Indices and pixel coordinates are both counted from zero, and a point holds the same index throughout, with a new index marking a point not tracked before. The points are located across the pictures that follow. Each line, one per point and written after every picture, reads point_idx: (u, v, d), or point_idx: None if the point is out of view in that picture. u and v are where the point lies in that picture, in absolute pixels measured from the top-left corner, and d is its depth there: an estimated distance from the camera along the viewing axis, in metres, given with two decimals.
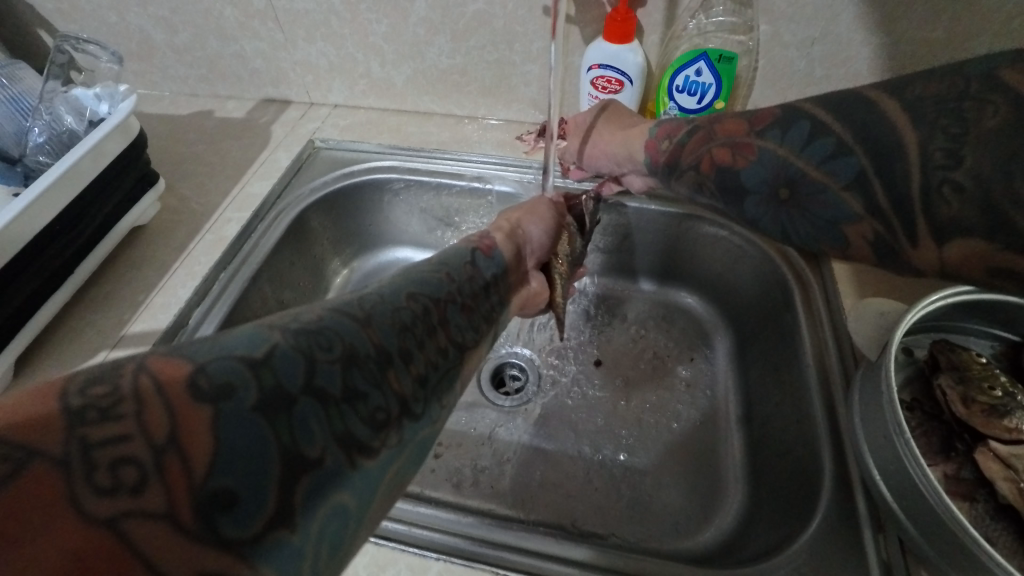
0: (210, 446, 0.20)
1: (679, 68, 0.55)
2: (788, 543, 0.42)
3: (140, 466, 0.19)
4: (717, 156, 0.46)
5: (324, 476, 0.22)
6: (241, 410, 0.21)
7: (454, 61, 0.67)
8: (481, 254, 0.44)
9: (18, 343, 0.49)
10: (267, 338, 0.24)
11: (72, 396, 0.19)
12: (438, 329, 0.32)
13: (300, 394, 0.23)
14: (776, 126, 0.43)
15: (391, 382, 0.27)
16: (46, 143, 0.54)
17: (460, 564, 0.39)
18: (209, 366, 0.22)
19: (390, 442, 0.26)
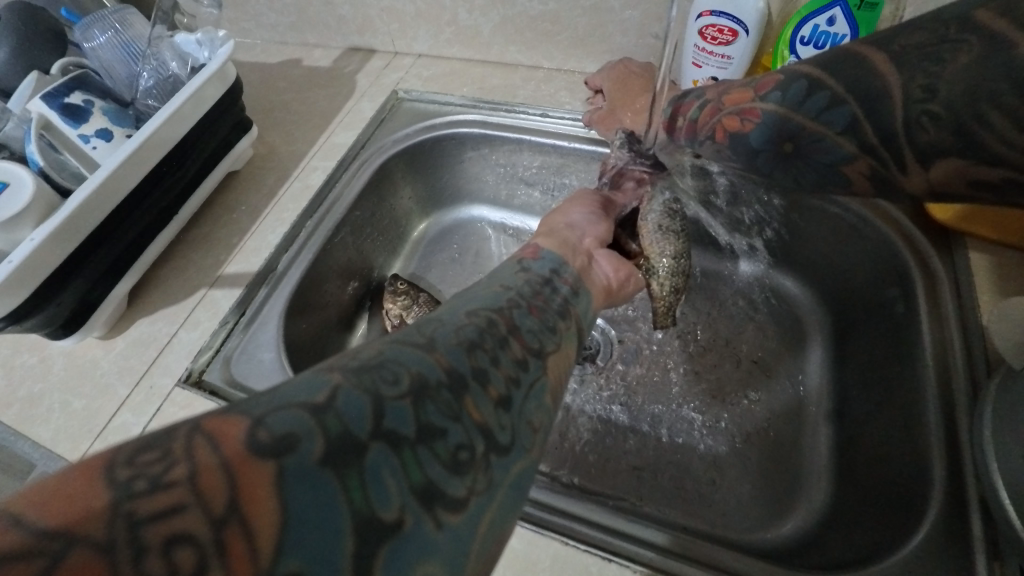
0: (277, 514, 0.17)
1: (808, 16, 0.48)
2: (881, 552, 0.39)
3: (200, 548, 0.15)
4: (727, 124, 0.47)
5: (407, 543, 0.19)
6: (307, 465, 0.18)
7: (547, 6, 0.63)
8: (529, 258, 0.41)
9: (131, 276, 0.53)
10: (327, 380, 0.21)
11: (118, 469, 0.16)
12: (510, 339, 0.29)
13: (370, 440, 0.20)
14: (778, 87, 0.44)
15: (470, 411, 0.23)
16: (153, 87, 0.56)
17: (529, 529, 0.39)
18: (270, 418, 0.19)
19: (477, 488, 0.22)
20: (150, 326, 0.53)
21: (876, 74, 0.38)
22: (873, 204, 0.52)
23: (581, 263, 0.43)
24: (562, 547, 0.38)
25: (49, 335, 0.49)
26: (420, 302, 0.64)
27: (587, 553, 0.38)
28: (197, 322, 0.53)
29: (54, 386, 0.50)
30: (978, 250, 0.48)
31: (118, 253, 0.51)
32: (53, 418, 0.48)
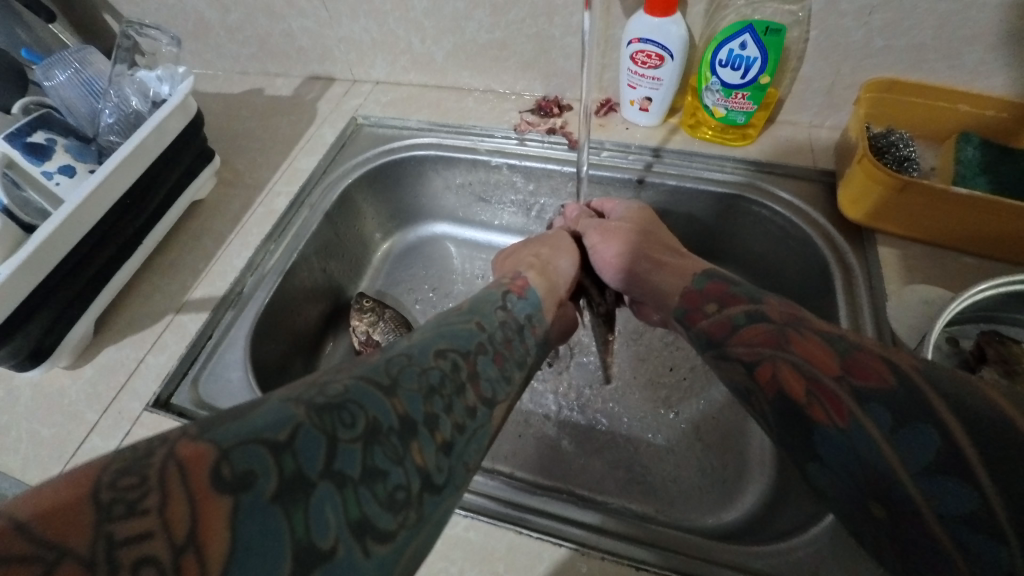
0: (227, 544, 0.20)
1: (723, 41, 0.53)
2: (812, 522, 0.43)
3: (160, 567, 0.19)
4: (789, 385, 0.34)
5: (339, 569, 0.22)
6: (259, 501, 0.21)
7: (494, 35, 0.67)
8: (514, 296, 0.45)
9: (96, 305, 0.54)
10: (292, 416, 0.24)
11: (103, 492, 0.20)
12: (467, 388, 0.32)
13: (319, 479, 0.23)
14: (881, 400, 0.30)
15: (413, 456, 0.26)
16: (115, 123, 0.59)
17: (485, 522, 0.42)
18: (234, 453, 0.22)
19: (409, 521, 0.25)
20: (117, 352, 0.55)
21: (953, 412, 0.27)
22: (799, 209, 0.58)
23: (556, 310, 0.50)
24: (516, 536, 0.42)
25: (16, 366, 0.49)
26: (386, 318, 0.66)
27: (537, 541, 0.41)
28: (165, 346, 0.55)
29: (21, 416, 0.51)
30: (886, 245, 0.53)
31: (84, 284, 0.52)
32: (20, 449, 0.49)
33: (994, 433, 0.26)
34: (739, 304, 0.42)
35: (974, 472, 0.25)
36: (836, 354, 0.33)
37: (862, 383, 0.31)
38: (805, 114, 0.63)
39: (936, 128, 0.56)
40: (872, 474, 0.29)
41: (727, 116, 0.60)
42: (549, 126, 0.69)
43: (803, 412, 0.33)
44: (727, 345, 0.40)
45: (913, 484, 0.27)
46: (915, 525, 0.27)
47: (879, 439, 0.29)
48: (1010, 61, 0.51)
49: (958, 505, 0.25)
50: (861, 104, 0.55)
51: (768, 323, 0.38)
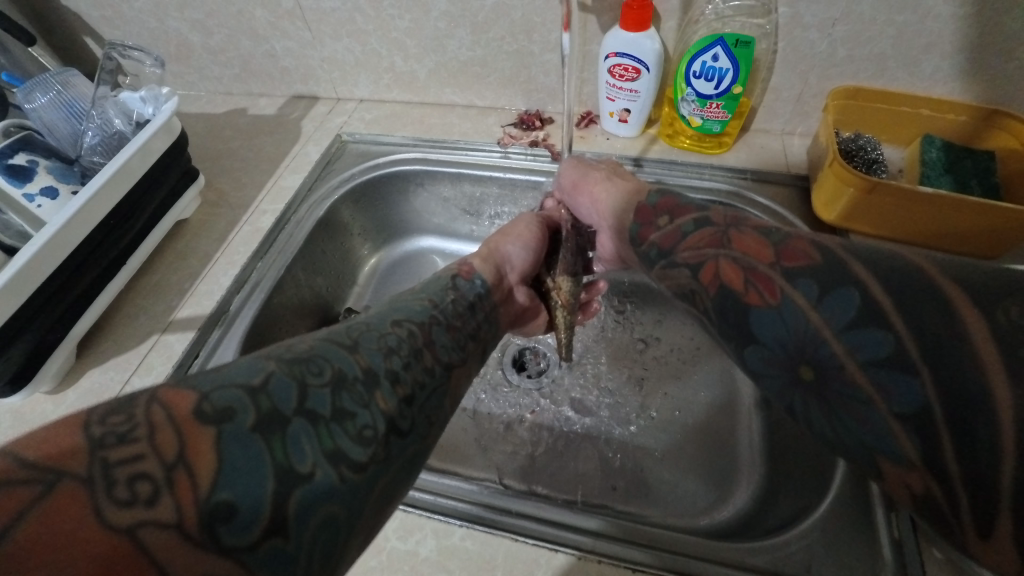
0: (213, 462, 0.23)
1: (696, 54, 0.56)
2: (803, 516, 0.44)
3: (154, 482, 0.22)
4: (727, 274, 0.38)
5: (317, 488, 0.25)
6: (241, 429, 0.24)
7: (475, 52, 0.68)
8: (462, 279, 0.46)
9: (80, 327, 0.54)
10: (264, 366, 0.27)
11: (94, 426, 0.22)
12: (424, 351, 0.35)
13: (294, 415, 0.26)
14: (809, 272, 0.34)
15: (378, 401, 0.29)
16: (98, 145, 0.59)
17: (481, 530, 0.43)
18: (213, 394, 0.25)
19: (378, 457, 0.28)
20: (101, 375, 0.54)
21: (905, 282, 0.30)
22: (777, 212, 0.59)
23: (505, 294, 0.50)
24: (512, 543, 0.42)
25: None
26: None
27: (534, 547, 0.41)
28: (150, 367, 0.54)
29: (0, 444, 0.49)
30: (859, 244, 0.55)
31: (68, 305, 0.52)
32: None
33: (909, 283, 0.30)
34: (688, 214, 0.45)
35: (888, 317, 0.29)
36: (770, 244, 0.37)
37: (790, 264, 0.35)
38: (777, 122, 0.65)
39: (901, 131, 0.59)
40: (800, 337, 0.32)
41: (704, 125, 0.62)
42: (531, 139, 0.71)
43: (739, 297, 0.36)
44: (676, 252, 0.43)
45: (838, 342, 0.31)
46: (839, 377, 0.30)
47: (806, 308, 0.33)
48: (965, 67, 0.54)
49: (876, 349, 0.29)
50: (829, 111, 0.57)
51: (712, 227, 0.42)
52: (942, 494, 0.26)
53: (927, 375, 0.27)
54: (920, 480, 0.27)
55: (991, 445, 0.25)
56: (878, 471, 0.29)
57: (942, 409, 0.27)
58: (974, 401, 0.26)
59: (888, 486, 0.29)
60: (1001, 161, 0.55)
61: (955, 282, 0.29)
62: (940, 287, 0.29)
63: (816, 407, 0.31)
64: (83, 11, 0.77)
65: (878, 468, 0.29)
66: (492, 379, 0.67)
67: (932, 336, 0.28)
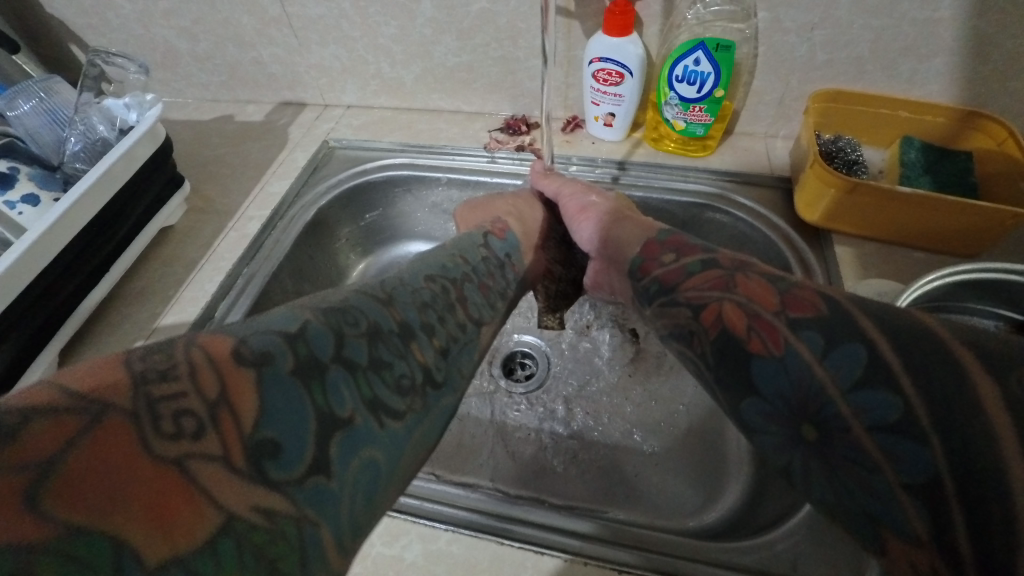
0: (256, 405, 0.24)
1: (678, 59, 0.56)
2: (790, 514, 0.44)
3: (198, 418, 0.23)
4: (731, 317, 0.36)
5: (357, 434, 0.27)
6: (280, 373, 0.26)
7: (461, 58, 0.69)
8: (494, 237, 0.52)
9: (62, 335, 0.53)
10: (300, 317, 0.29)
11: (135, 362, 0.23)
12: (457, 306, 0.39)
13: (332, 363, 0.28)
14: (816, 325, 0.32)
15: (415, 354, 0.33)
16: (81, 151, 0.58)
17: (467, 535, 0.42)
18: (251, 340, 0.27)
19: (415, 406, 0.32)
20: None
21: (916, 340, 0.28)
22: (761, 214, 0.60)
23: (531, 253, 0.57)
24: (499, 547, 0.41)
25: None
26: None
27: (521, 550, 0.41)
28: None
29: None
30: (840, 243, 0.56)
31: (50, 313, 0.51)
32: None
33: (913, 338, 0.29)
34: (694, 254, 0.43)
35: (898, 380, 0.28)
36: (777, 290, 0.36)
37: (798, 315, 0.33)
38: (759, 125, 0.66)
39: (881, 133, 0.60)
40: (804, 393, 0.31)
41: (687, 129, 0.63)
42: (517, 144, 0.71)
43: (742, 344, 0.35)
44: (678, 291, 0.42)
45: (844, 401, 0.29)
46: (845, 439, 0.29)
47: (811, 363, 0.31)
48: (942, 70, 0.55)
49: (883, 413, 0.28)
50: (810, 113, 0.58)
51: (719, 269, 0.40)
52: None
53: (938, 445, 0.26)
54: (926, 560, 0.25)
55: (1004, 516, 0.23)
56: (881, 542, 0.28)
57: (951, 479, 0.25)
58: (981, 467, 0.24)
59: (891, 562, 0.27)
60: (978, 162, 0.56)
61: (970, 347, 0.27)
62: (950, 346, 0.28)
63: (818, 468, 0.30)
64: (68, 19, 0.77)
65: (882, 542, 0.28)
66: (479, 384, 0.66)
67: (941, 399, 0.26)
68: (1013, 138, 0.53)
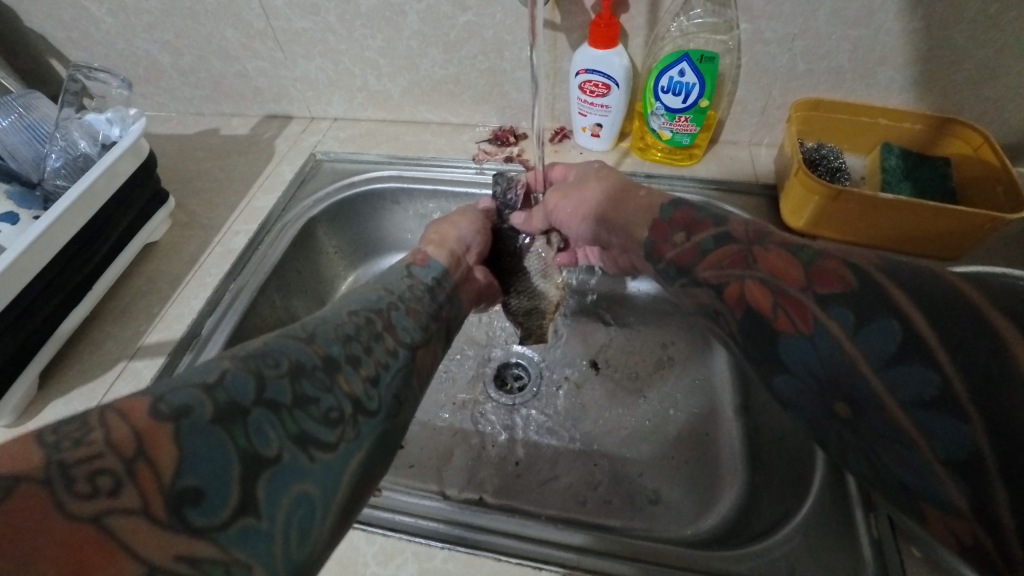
0: (175, 453, 0.23)
1: (663, 70, 0.57)
2: (788, 518, 0.44)
3: (115, 475, 0.22)
4: (754, 296, 0.36)
5: (284, 470, 0.26)
6: (199, 423, 0.25)
7: (448, 71, 0.69)
8: (417, 267, 0.49)
9: (42, 356, 0.51)
10: (219, 365, 0.28)
11: (48, 435, 0.22)
12: (385, 334, 0.37)
13: (253, 405, 0.26)
14: (847, 304, 0.30)
15: (341, 384, 0.31)
16: (62, 167, 0.57)
17: (463, 551, 0.42)
18: (169, 395, 0.25)
19: (347, 436, 0.30)
20: (64, 406, 0.52)
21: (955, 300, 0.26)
22: None
23: (464, 273, 0.54)
24: (494, 563, 0.41)
25: None
26: None
27: (518, 566, 0.41)
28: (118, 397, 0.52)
29: None
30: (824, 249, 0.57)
31: (30, 333, 0.50)
32: None
33: (948, 307, 0.26)
34: (707, 229, 0.42)
35: (934, 354, 0.26)
36: (801, 262, 0.34)
37: (824, 290, 0.31)
38: (743, 134, 0.67)
39: (863, 140, 0.61)
40: (834, 369, 0.30)
41: (674, 138, 0.63)
42: (505, 155, 0.72)
43: (769, 323, 0.34)
44: (696, 271, 0.41)
45: (877, 377, 0.28)
46: (879, 415, 0.28)
47: (842, 340, 0.30)
48: (918, 78, 0.57)
49: (918, 390, 0.26)
50: (793, 121, 0.59)
51: (736, 244, 0.39)
52: (992, 547, 0.24)
53: (978, 420, 0.24)
54: (968, 530, 0.25)
55: None
56: (920, 512, 0.27)
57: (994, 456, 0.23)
58: None
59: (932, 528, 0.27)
60: (956, 166, 0.57)
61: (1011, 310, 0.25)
62: (998, 330, 0.24)
63: (852, 442, 0.29)
64: (48, 33, 0.76)
65: (921, 510, 0.27)
66: (469, 397, 0.66)
67: (984, 378, 0.24)
68: (987, 144, 0.55)
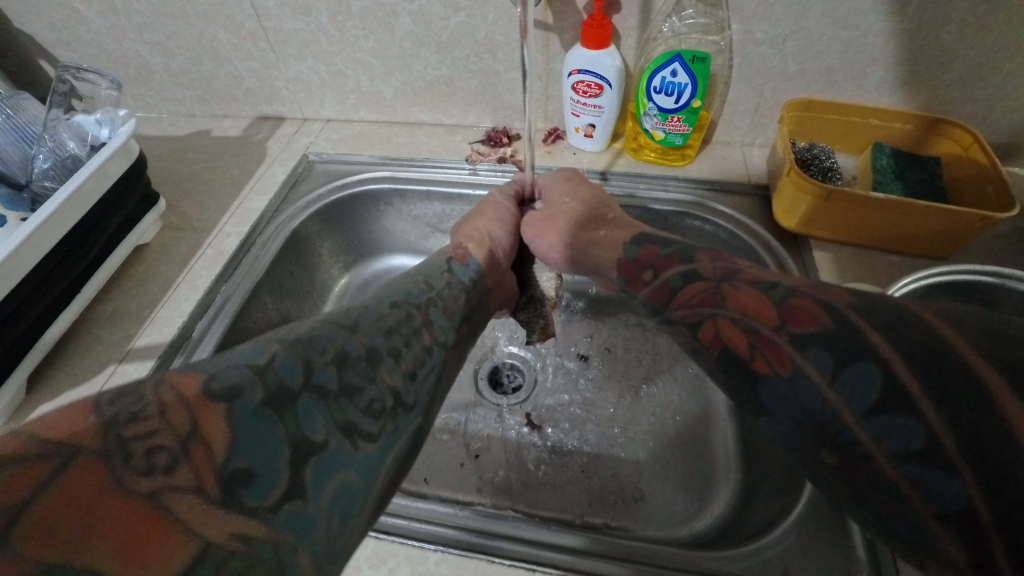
0: (226, 436, 0.26)
1: (655, 70, 0.57)
2: (781, 518, 0.44)
3: (170, 453, 0.24)
4: (730, 338, 0.36)
5: (330, 457, 0.28)
6: (250, 406, 0.27)
7: (441, 72, 0.69)
8: (457, 263, 0.50)
9: (31, 359, 0.51)
10: (268, 350, 0.30)
11: (106, 407, 0.25)
12: (422, 330, 0.39)
13: (302, 391, 0.29)
14: (823, 344, 0.31)
15: (382, 377, 0.33)
16: (51, 169, 0.57)
17: (456, 555, 0.41)
18: (221, 375, 0.28)
19: (387, 428, 0.32)
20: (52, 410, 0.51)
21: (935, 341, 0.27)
22: (740, 220, 0.61)
23: (499, 279, 0.53)
24: (488, 565, 0.41)
25: None
26: None
27: (511, 567, 0.41)
28: None
29: None
30: (818, 248, 0.57)
31: (18, 336, 0.49)
32: None
33: (924, 348, 0.27)
34: (673, 267, 0.43)
35: (920, 405, 0.26)
36: (773, 303, 0.35)
37: (799, 329, 0.32)
38: (736, 134, 0.67)
39: (853, 141, 0.62)
40: (817, 419, 0.30)
41: (666, 139, 0.63)
42: (498, 155, 0.71)
43: (748, 366, 0.34)
44: (670, 308, 0.41)
45: (861, 428, 0.28)
46: (868, 467, 0.27)
47: (822, 385, 0.30)
48: (909, 79, 0.57)
49: (906, 443, 0.26)
50: (786, 121, 0.59)
51: (703, 282, 0.39)
52: None
53: (968, 473, 0.24)
54: None
55: None
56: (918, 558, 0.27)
57: (988, 512, 0.23)
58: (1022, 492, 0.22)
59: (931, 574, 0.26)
60: (946, 166, 0.58)
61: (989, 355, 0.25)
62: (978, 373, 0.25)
63: (845, 489, 0.29)
64: (37, 34, 0.75)
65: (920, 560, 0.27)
66: (463, 399, 0.65)
67: (970, 428, 0.24)
68: (977, 144, 0.55)
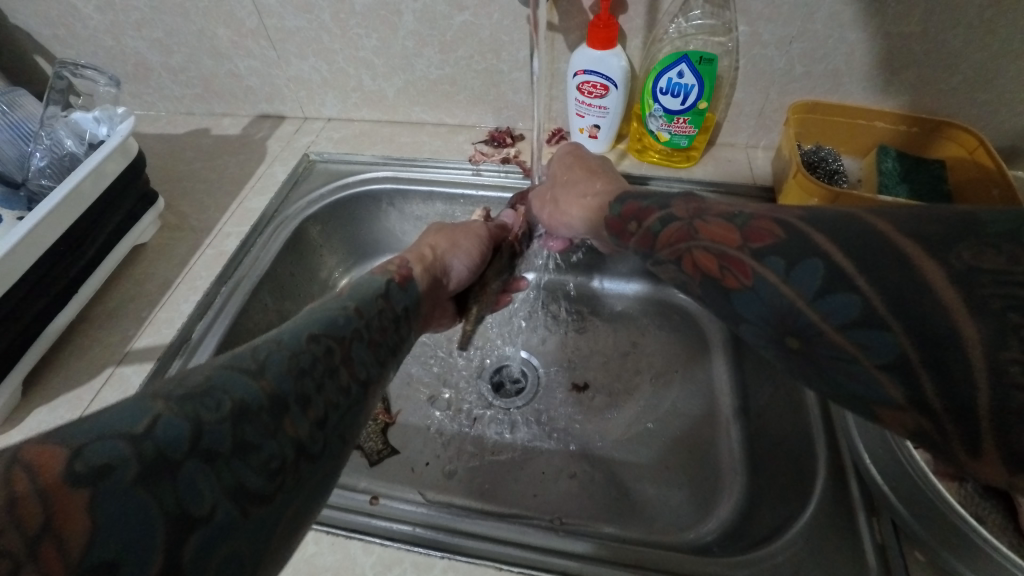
0: (87, 525, 0.20)
1: (661, 71, 0.57)
2: (790, 524, 0.44)
3: (13, 557, 0.19)
4: (703, 265, 0.33)
5: (215, 529, 0.23)
6: (121, 485, 0.21)
7: (444, 71, 0.68)
8: (396, 285, 0.44)
9: (26, 360, 0.50)
10: (149, 408, 0.24)
11: None
12: (341, 369, 0.33)
13: (186, 457, 0.23)
14: (780, 251, 0.29)
15: (286, 429, 0.27)
16: (47, 167, 0.56)
17: (463, 562, 0.40)
18: (89, 449, 0.21)
19: (286, 485, 0.26)
20: (48, 415, 0.50)
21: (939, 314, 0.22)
22: None
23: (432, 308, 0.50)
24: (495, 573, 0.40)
25: None
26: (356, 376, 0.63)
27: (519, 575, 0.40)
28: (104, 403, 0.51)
29: None
30: None
31: (14, 337, 0.48)
32: None
33: (866, 245, 0.26)
34: (654, 214, 0.40)
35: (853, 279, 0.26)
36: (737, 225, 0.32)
37: (759, 244, 0.30)
38: (741, 136, 0.67)
39: (858, 143, 0.62)
40: (777, 313, 0.28)
41: (671, 140, 0.63)
42: (502, 155, 0.71)
43: (718, 287, 0.32)
44: (655, 253, 0.38)
45: (812, 310, 0.27)
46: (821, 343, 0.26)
47: (778, 285, 0.29)
48: (914, 82, 0.57)
49: (845, 312, 0.26)
50: (791, 124, 0.60)
51: (678, 221, 0.37)
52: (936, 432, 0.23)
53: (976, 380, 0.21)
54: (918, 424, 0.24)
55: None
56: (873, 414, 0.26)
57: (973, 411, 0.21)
58: None
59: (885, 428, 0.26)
60: (950, 169, 0.58)
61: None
62: (900, 248, 0.25)
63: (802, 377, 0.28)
64: (34, 30, 0.74)
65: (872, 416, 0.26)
66: (466, 402, 0.65)
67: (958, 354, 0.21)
68: (982, 147, 0.55)
